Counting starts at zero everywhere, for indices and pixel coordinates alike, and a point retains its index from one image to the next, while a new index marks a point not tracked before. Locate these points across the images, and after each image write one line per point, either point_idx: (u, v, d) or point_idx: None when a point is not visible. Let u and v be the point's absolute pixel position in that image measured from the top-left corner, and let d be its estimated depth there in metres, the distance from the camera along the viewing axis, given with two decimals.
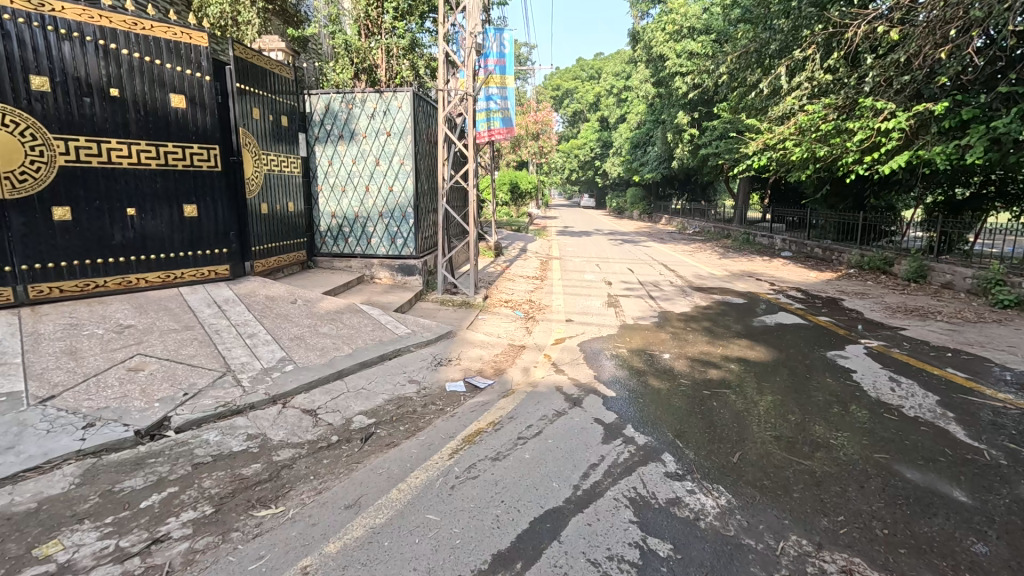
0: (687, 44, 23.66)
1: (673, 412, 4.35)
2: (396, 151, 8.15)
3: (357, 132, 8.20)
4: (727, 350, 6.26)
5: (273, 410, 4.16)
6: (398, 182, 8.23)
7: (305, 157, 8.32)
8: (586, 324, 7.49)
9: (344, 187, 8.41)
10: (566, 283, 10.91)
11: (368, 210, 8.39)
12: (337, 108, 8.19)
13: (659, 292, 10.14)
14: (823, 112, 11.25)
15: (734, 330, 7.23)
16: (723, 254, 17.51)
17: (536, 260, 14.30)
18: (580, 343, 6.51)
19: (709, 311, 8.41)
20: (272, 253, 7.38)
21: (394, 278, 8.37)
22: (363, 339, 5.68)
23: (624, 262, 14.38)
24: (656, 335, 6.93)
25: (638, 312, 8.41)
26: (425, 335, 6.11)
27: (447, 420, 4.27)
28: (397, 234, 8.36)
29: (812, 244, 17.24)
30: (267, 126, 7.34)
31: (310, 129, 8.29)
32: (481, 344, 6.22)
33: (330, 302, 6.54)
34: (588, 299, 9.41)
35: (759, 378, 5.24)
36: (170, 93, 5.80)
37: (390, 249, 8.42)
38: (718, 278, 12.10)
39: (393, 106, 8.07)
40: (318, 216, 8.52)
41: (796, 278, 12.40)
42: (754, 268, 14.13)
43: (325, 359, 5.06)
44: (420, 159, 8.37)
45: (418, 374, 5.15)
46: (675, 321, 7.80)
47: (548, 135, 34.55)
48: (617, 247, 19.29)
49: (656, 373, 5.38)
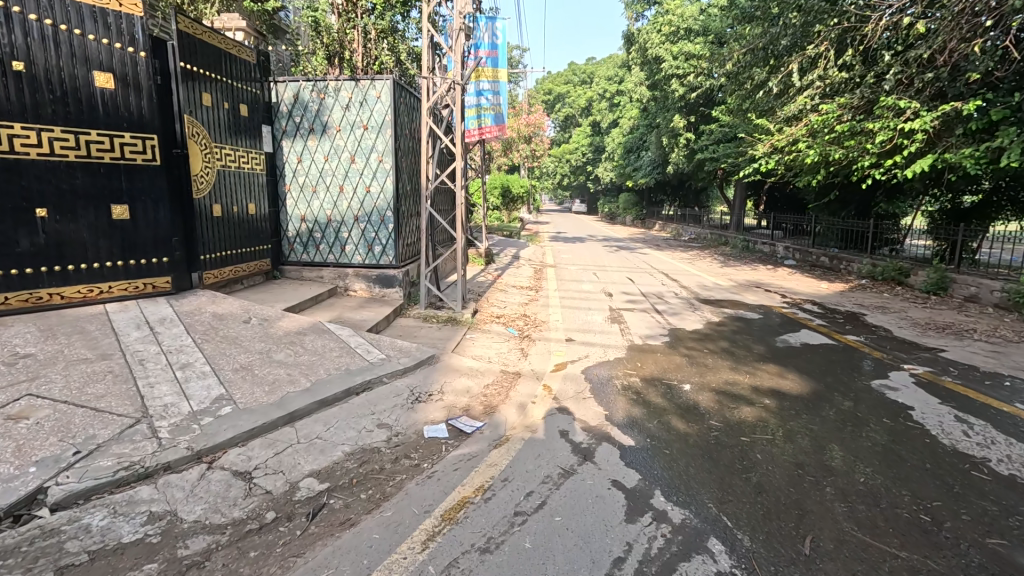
0: (684, 45, 22.98)
1: (710, 471, 3.44)
2: (374, 147, 7.20)
3: (330, 125, 7.23)
4: (755, 379, 5.39)
5: (193, 473, 3.19)
6: (376, 182, 7.27)
7: (271, 153, 7.34)
8: (588, 345, 6.57)
9: (316, 188, 7.44)
10: (563, 294, 10.02)
11: (342, 213, 7.43)
12: (307, 98, 7.22)
13: (664, 305, 9.28)
14: (839, 112, 10.47)
15: (757, 352, 6.37)
16: (724, 262, 16.72)
17: (529, 268, 13.40)
18: (584, 369, 5.59)
19: (724, 329, 7.55)
20: (227, 261, 6.38)
21: (372, 290, 7.41)
22: (325, 369, 4.71)
23: (624, 271, 13.52)
24: (671, 359, 6.04)
25: (645, 329, 7.52)
26: (402, 362, 5.15)
27: (423, 484, 3.32)
28: (374, 240, 7.41)
29: (815, 252, 16.54)
30: (223, 115, 6.33)
31: (277, 122, 7.31)
32: (468, 373, 5.28)
33: (291, 321, 5.56)
34: (587, 313, 8.52)
35: (803, 419, 4.35)
36: (94, 71, 4.81)
37: (367, 257, 7.46)
38: (725, 289, 11.27)
39: (371, 95, 7.12)
40: (285, 220, 7.55)
41: (808, 290, 11.61)
42: (760, 277, 13.34)
43: (273, 397, 4.07)
44: (402, 157, 7.43)
45: (389, 416, 4.18)
46: (688, 340, 6.92)
47: (541, 139, 33.70)
48: (614, 254, 18.41)
49: (679, 411, 4.48)
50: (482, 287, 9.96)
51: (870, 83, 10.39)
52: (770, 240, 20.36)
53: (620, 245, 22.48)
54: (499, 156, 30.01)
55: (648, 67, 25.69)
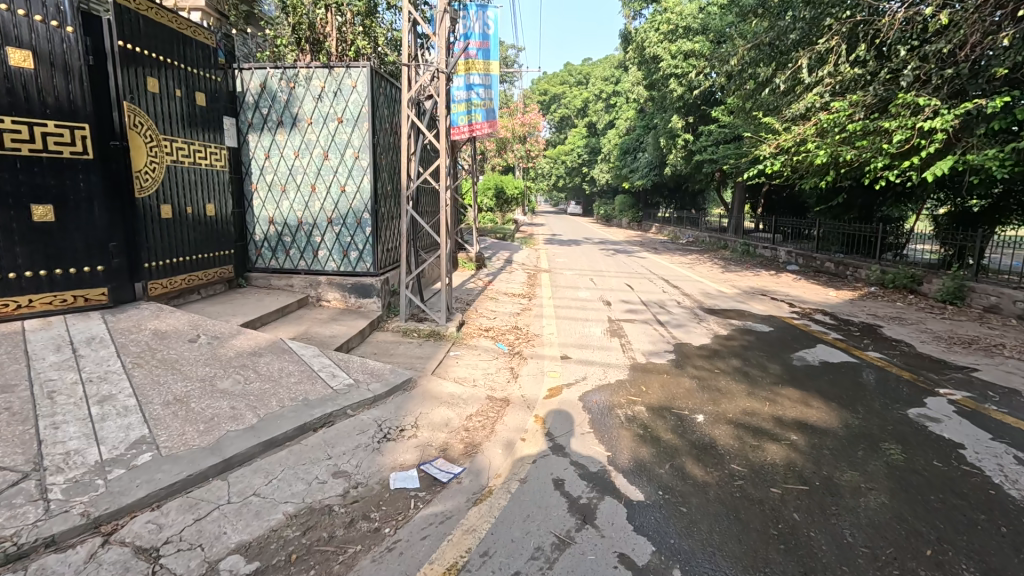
0: (683, 44, 22.45)
1: (740, 541, 2.77)
2: (349, 143, 6.51)
3: (301, 118, 6.54)
4: (777, 407, 4.72)
5: (83, 552, 2.47)
6: (351, 181, 6.59)
7: (235, 149, 6.63)
8: (586, 364, 5.91)
9: (285, 187, 6.74)
10: (558, 303, 9.35)
11: (314, 215, 6.74)
12: (275, 87, 6.52)
13: (667, 316, 8.61)
14: (851, 111, 9.84)
15: (774, 373, 5.70)
16: (725, 267, 16.13)
17: (522, 273, 12.74)
18: (580, 395, 4.93)
19: (734, 344, 6.89)
20: (180, 269, 5.66)
21: (347, 301, 6.71)
22: (278, 400, 4.01)
23: (622, 277, 12.89)
24: (679, 382, 5.36)
25: (647, 344, 6.84)
26: (371, 390, 4.45)
27: (381, 560, 2.63)
28: (349, 245, 6.72)
29: (819, 257, 15.94)
30: (176, 104, 5.60)
31: (242, 114, 6.61)
32: (448, 401, 4.59)
33: (246, 339, 4.85)
34: (583, 325, 7.84)
35: (840, 462, 3.70)
36: (8, 47, 4.04)
37: (342, 264, 6.78)
38: (729, 297, 10.65)
39: (346, 85, 6.43)
40: (252, 222, 6.85)
41: (815, 298, 11.02)
42: (764, 284, 12.74)
43: (207, 439, 3.37)
44: (380, 154, 6.74)
45: (349, 461, 3.48)
46: (696, 358, 6.24)
47: (536, 139, 33.14)
48: (611, 258, 17.80)
49: (693, 452, 3.81)
50: (471, 296, 9.27)
51: (884, 80, 9.76)
52: (772, 244, 19.77)
53: (616, 248, 21.87)
54: (493, 156, 29.48)
55: (646, 66, 25.15)
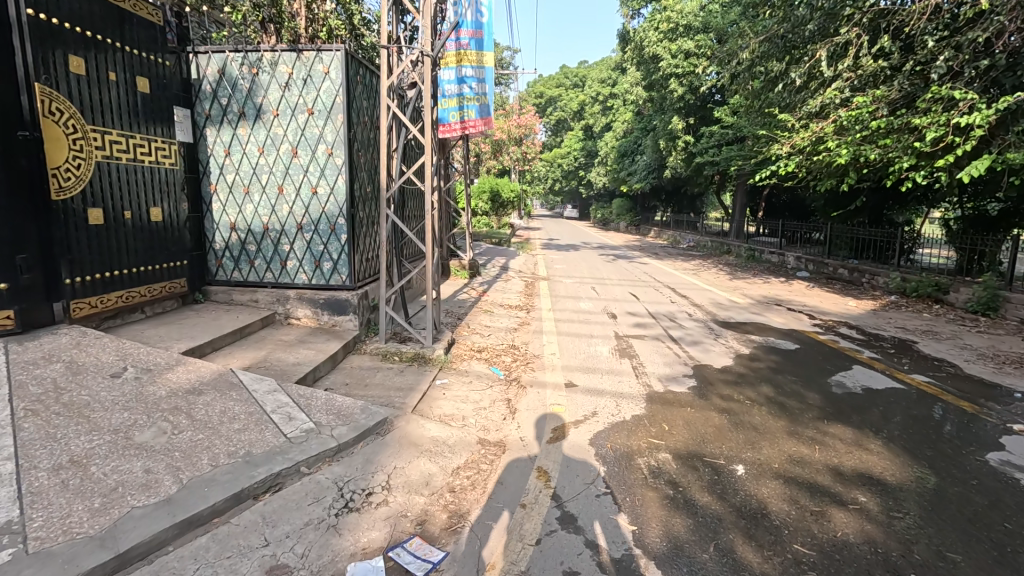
0: (683, 43, 21.82)
1: None
2: (322, 138, 5.66)
3: (265, 109, 5.68)
4: (830, 453, 3.90)
5: None
6: (325, 181, 5.73)
7: (191, 145, 5.77)
8: (594, 393, 5.07)
9: (248, 188, 5.88)
10: (558, 316, 8.52)
11: (282, 220, 5.88)
12: (236, 74, 5.67)
13: (680, 331, 7.79)
14: (875, 106, 9.23)
15: (815, 405, 4.88)
16: (732, 274, 15.36)
17: (519, 282, 11.92)
18: (590, 438, 4.09)
19: (760, 366, 6.07)
20: (117, 285, 4.79)
21: (319, 319, 5.86)
22: (211, 456, 3.15)
23: (625, 285, 12.09)
24: (706, 418, 4.53)
25: (663, 367, 6.00)
26: (334, 437, 3.60)
27: None
28: (322, 255, 5.87)
29: (830, 263, 15.01)
30: (113, 90, 4.73)
31: (199, 105, 5.76)
32: (430, 449, 3.74)
33: (185, 372, 3.99)
34: (588, 342, 6.99)
35: (932, 539, 2.87)
36: None
37: (314, 276, 5.92)
38: (743, 308, 9.86)
39: (317, 71, 5.58)
40: (212, 229, 6.00)
41: (835, 308, 10.24)
42: (776, 293, 11.96)
43: (99, 524, 2.50)
44: (358, 151, 5.90)
45: (293, 548, 2.62)
46: (721, 384, 5.42)
47: (533, 142, 32.45)
48: (611, 263, 17.02)
49: (742, 526, 2.97)
50: (462, 309, 8.39)
51: (909, 73, 9.19)
52: (778, 249, 18.91)
53: (616, 254, 21.10)
54: (488, 158, 28.77)
55: (644, 67, 24.41)
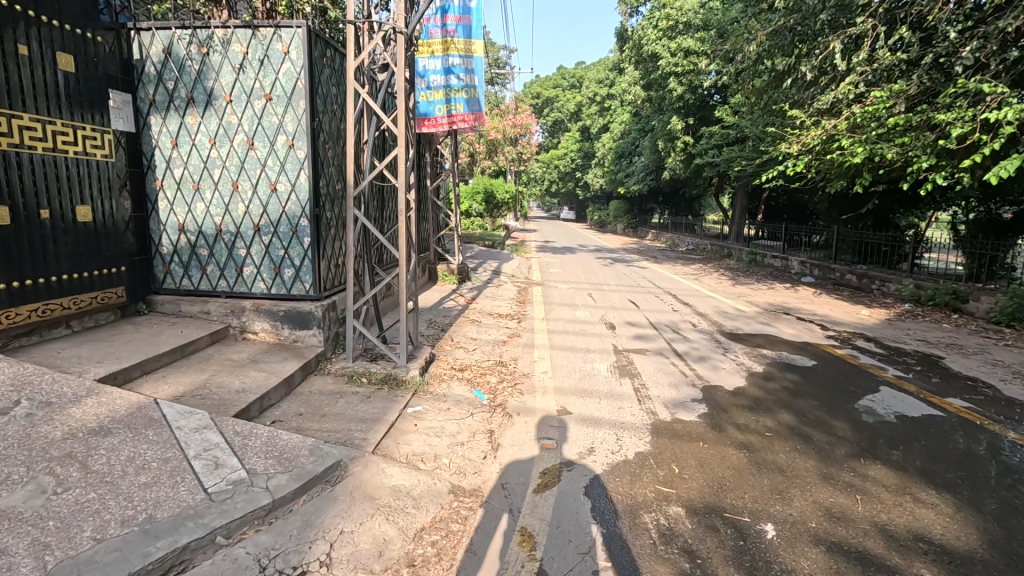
0: (683, 41, 21.23)
1: None
2: (281, 128, 4.97)
3: (217, 94, 4.98)
4: (876, 506, 3.22)
5: None
6: (285, 177, 5.04)
7: (133, 135, 5.07)
8: (591, 423, 4.38)
9: (198, 185, 5.17)
10: (552, 327, 7.83)
11: (237, 221, 5.18)
12: (183, 54, 4.97)
13: (684, 345, 7.10)
14: (892, 102, 8.61)
15: (846, 438, 4.20)
16: (734, 279, 14.70)
17: (511, 287, 11.23)
18: (585, 485, 3.41)
19: (776, 388, 5.39)
20: (30, 296, 4.09)
21: (278, 334, 5.15)
22: (97, 526, 2.44)
23: (624, 291, 11.42)
24: (723, 456, 3.85)
25: (668, 389, 5.30)
26: (268, 492, 2.89)
27: None
28: (283, 261, 5.17)
29: (837, 268, 14.30)
30: (26, 68, 4.03)
31: (142, 89, 5.06)
32: (389, 504, 3.04)
33: (95, 406, 3.28)
34: (584, 358, 6.28)
35: None
36: None
37: (273, 285, 5.23)
38: (751, 317, 9.20)
39: (276, 50, 4.88)
40: (158, 231, 5.29)
41: (847, 317, 9.60)
42: (783, 300, 11.32)
43: None
44: (324, 143, 5.22)
45: None
46: (735, 411, 4.73)
47: (529, 142, 31.83)
48: (608, 267, 16.36)
49: None
50: (446, 319, 7.66)
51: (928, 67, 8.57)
52: (781, 253, 18.22)
53: (613, 257, 20.45)
54: (482, 158, 28.13)
55: (642, 66, 23.80)
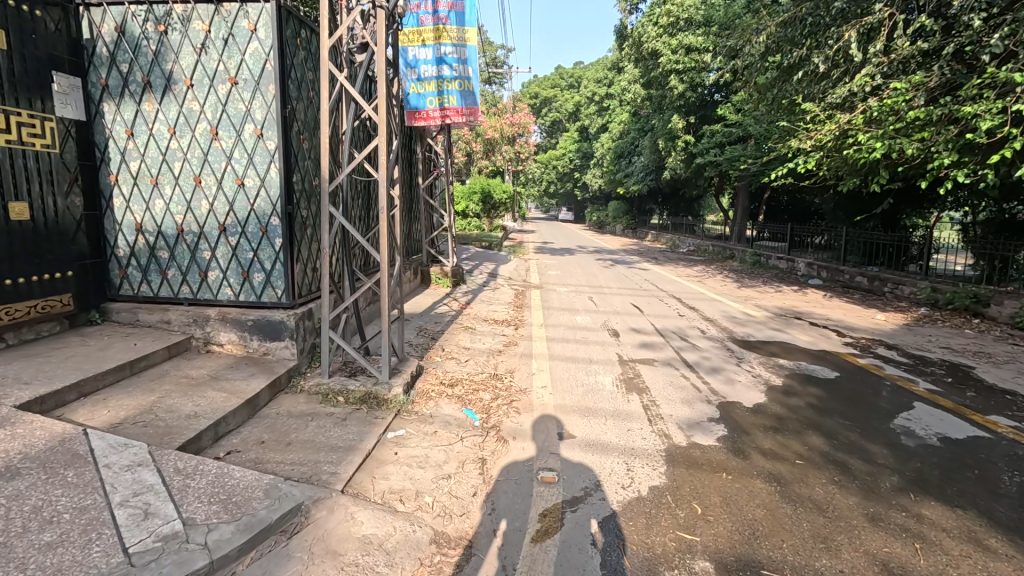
0: (685, 37, 20.74)
1: None
2: (249, 115, 4.44)
3: (176, 77, 4.44)
4: (940, 558, 2.71)
5: None
6: (253, 171, 4.51)
7: (83, 123, 4.53)
8: (598, 450, 3.85)
9: (157, 179, 4.62)
10: (551, 334, 7.29)
11: (200, 220, 4.63)
12: (138, 33, 4.43)
13: (694, 354, 6.57)
14: (912, 94, 8.11)
15: (890, 466, 3.67)
16: (740, 282, 14.18)
17: (508, 291, 10.69)
18: (593, 531, 2.87)
19: (800, 405, 4.87)
20: None
21: (247, 346, 4.61)
22: None
23: (626, 295, 10.89)
24: (751, 490, 3.32)
25: (682, 407, 4.77)
26: (206, 549, 2.35)
27: None
28: (251, 265, 4.64)
29: (846, 271, 13.74)
30: None
31: (93, 72, 4.52)
32: (356, 562, 2.51)
33: (6, 442, 2.73)
34: (587, 370, 5.74)
35: None
36: None
37: (242, 291, 4.69)
38: (762, 323, 8.68)
39: (241, 28, 4.35)
40: (114, 231, 4.75)
41: (863, 322, 9.09)
42: (793, 304, 10.80)
43: None
44: (298, 133, 4.69)
45: None
46: (759, 433, 4.20)
47: (527, 141, 31.32)
48: (609, 269, 15.83)
49: None
50: (436, 327, 7.09)
51: (950, 57, 8.07)
52: (786, 254, 17.68)
53: (614, 259, 19.93)
54: (480, 158, 27.60)
55: (642, 64, 23.31)
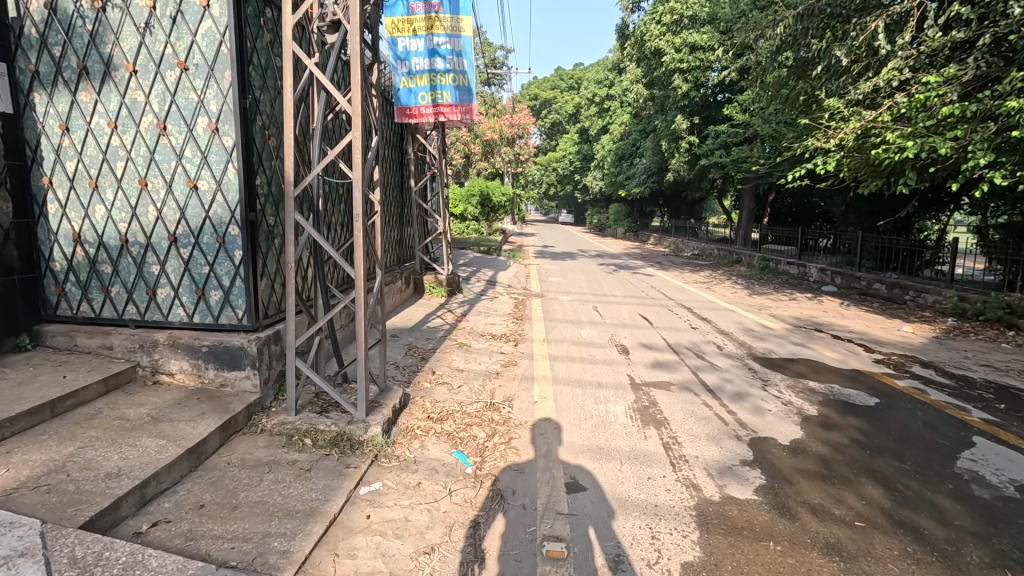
0: (689, 35, 20.10)
1: None
2: (201, 106, 3.79)
3: (116, 62, 3.79)
4: None
5: None
6: (208, 172, 3.85)
7: (10, 117, 3.87)
8: (615, 508, 3.19)
9: (96, 182, 3.96)
10: (554, 352, 6.62)
11: (147, 229, 3.97)
12: (71, 10, 3.78)
13: (715, 376, 5.90)
14: (944, 89, 7.46)
15: (969, 530, 3.02)
16: (750, 289, 13.53)
17: (507, 300, 10.03)
18: (595, 549, 2.81)
19: (845, 442, 4.22)
20: None
21: (201, 376, 3.95)
22: None
23: (633, 304, 10.23)
24: (809, 569, 2.66)
25: (708, 446, 4.10)
26: None
27: None
28: (207, 281, 3.98)
29: (863, 277, 13.04)
30: None
31: (21, 57, 3.87)
32: None
33: None
34: (596, 397, 5.06)
35: None
36: None
37: (197, 312, 4.03)
38: (782, 336, 8.02)
39: (191, 3, 3.69)
40: (49, 242, 4.08)
41: (889, 335, 8.43)
42: (811, 314, 10.14)
43: None
44: (262, 128, 4.04)
45: None
46: (805, 483, 3.53)
47: (526, 143, 30.63)
48: (613, 275, 15.16)
49: None
50: (426, 345, 6.40)
51: (987, 48, 7.41)
52: (796, 259, 16.96)
53: (616, 263, 19.30)
54: (479, 160, 27.00)
55: (644, 64, 22.67)
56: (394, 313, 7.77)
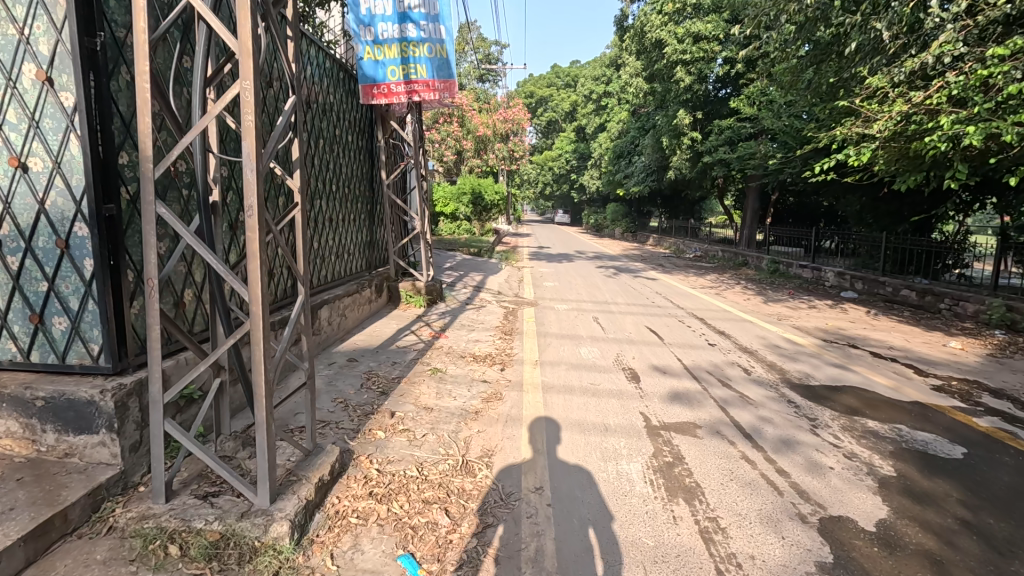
0: (692, 24, 18.96)
1: None
2: (26, 48, 2.58)
3: None
4: None
5: None
6: (40, 146, 2.65)
7: None
8: None
9: None
10: (548, 381, 5.40)
11: None
12: None
13: (749, 414, 4.69)
14: (1009, 64, 6.33)
15: None
16: (764, 295, 12.38)
17: (495, 310, 8.82)
18: (595, 550, 2.73)
19: (952, 528, 3.04)
20: None
21: (39, 441, 2.73)
22: None
23: (638, 315, 9.04)
24: None
25: (764, 534, 2.91)
26: None
27: None
28: (47, 304, 2.77)
29: (887, 282, 11.86)
30: None
31: None
32: None
33: None
34: (602, 450, 3.85)
35: None
36: None
37: (35, 348, 2.82)
38: (815, 355, 6.85)
39: None
40: None
41: (938, 354, 7.27)
42: (840, 327, 8.96)
43: None
44: (129, 85, 2.84)
45: None
46: None
47: (521, 140, 29.46)
48: (614, 280, 13.97)
49: None
50: (387, 374, 5.14)
51: None
52: (808, 262, 15.76)
53: (616, 265, 18.16)
54: (471, 157, 25.79)
55: (645, 56, 21.47)
56: (357, 330, 6.49)
